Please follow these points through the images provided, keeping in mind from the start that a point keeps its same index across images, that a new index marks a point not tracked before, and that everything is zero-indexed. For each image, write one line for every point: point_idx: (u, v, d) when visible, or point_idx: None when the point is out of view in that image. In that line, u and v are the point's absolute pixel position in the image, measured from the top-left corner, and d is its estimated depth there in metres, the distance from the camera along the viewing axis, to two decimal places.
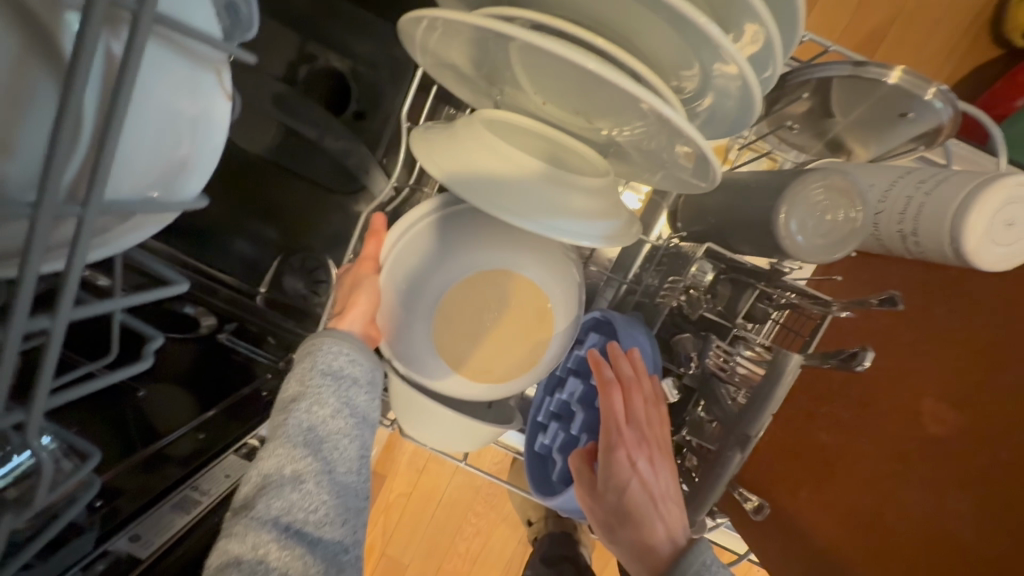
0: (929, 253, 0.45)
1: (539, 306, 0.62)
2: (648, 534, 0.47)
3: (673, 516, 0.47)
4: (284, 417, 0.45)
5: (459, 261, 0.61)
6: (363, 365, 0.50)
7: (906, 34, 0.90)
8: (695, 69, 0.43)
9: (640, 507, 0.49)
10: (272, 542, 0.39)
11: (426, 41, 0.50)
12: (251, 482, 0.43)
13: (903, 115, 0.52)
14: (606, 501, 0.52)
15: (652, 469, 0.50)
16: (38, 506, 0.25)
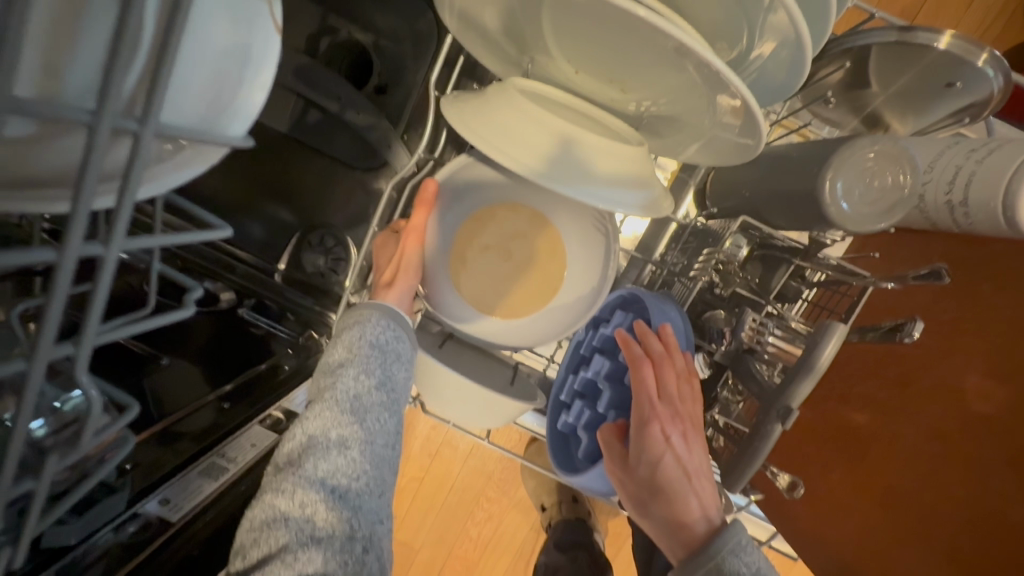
0: (980, 225, 0.44)
1: (551, 234, 0.64)
2: (682, 511, 0.46)
3: (706, 494, 0.47)
4: (331, 381, 0.48)
5: (488, 199, 0.63)
6: (406, 342, 0.53)
7: (938, 14, 0.88)
8: (743, 27, 0.41)
9: (674, 482, 0.47)
10: (319, 502, 0.42)
11: (459, 2, 0.49)
12: (295, 441, 0.45)
13: (951, 84, 0.51)
14: (636, 474, 0.51)
15: (685, 446, 0.49)
16: (84, 451, 0.24)
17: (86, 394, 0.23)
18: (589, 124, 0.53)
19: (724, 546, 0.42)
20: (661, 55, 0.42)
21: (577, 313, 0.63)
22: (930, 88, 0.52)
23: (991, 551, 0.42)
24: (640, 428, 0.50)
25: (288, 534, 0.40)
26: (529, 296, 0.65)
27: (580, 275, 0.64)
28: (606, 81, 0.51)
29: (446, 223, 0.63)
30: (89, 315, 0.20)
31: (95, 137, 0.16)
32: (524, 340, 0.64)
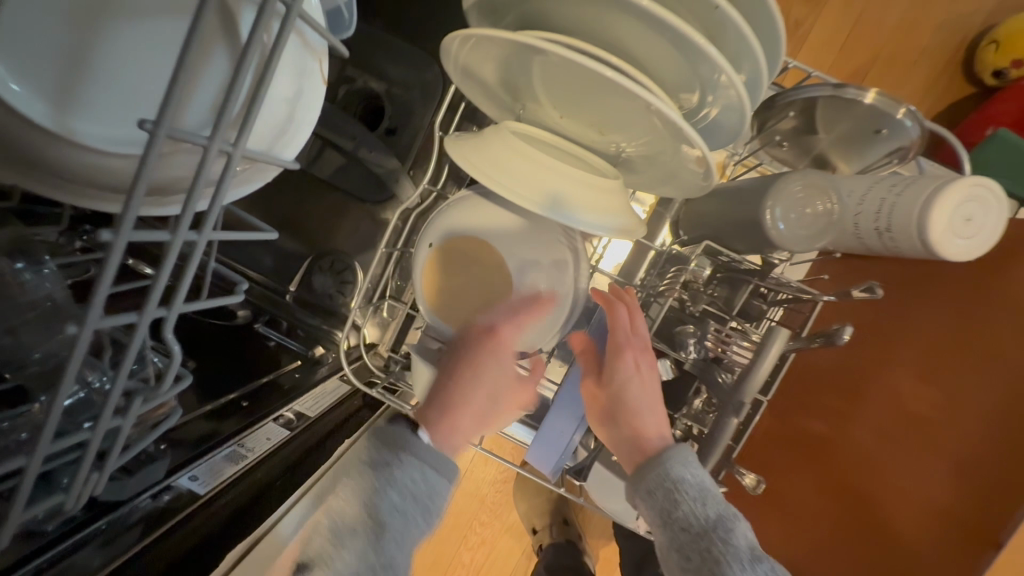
0: (903, 248, 0.51)
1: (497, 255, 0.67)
2: (640, 429, 0.54)
3: (660, 418, 0.55)
4: None
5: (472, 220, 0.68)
6: None
7: (887, 72, 0.98)
8: (695, 85, 0.50)
9: (637, 405, 0.55)
10: None
11: (462, 57, 0.58)
12: None
13: (878, 131, 0.60)
14: (606, 395, 0.57)
15: (651, 373, 0.56)
16: (164, 394, 0.31)
17: (174, 349, 0.30)
18: (567, 174, 0.60)
19: (678, 457, 0.51)
20: (627, 104, 0.51)
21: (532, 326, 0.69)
22: (865, 133, 0.61)
23: None
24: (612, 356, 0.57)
25: None
26: (486, 314, 0.68)
27: (529, 292, 0.68)
28: (586, 125, 0.60)
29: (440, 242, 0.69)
30: (183, 285, 0.27)
31: (208, 155, 0.24)
32: None
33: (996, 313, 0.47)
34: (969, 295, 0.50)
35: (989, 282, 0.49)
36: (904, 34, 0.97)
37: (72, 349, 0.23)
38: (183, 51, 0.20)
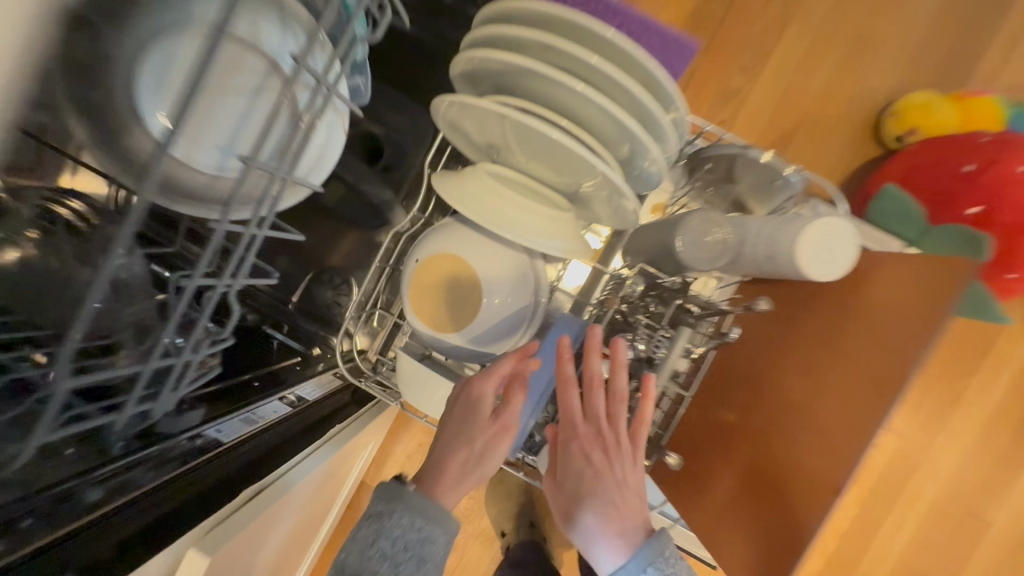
0: (784, 271, 0.66)
1: (470, 269, 0.77)
2: (606, 515, 0.59)
3: (627, 500, 0.60)
4: None
5: (449, 239, 0.78)
6: (434, 533, 0.59)
7: (813, 134, 1.15)
8: (625, 142, 0.65)
9: (599, 492, 0.60)
10: None
11: (448, 114, 0.73)
12: None
13: (775, 182, 0.75)
14: (567, 485, 0.63)
15: (608, 458, 0.62)
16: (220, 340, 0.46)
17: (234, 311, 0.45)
18: (531, 207, 0.75)
19: (652, 551, 0.55)
20: (572, 157, 0.66)
21: (499, 331, 0.79)
22: (767, 181, 0.76)
23: (791, 533, 0.55)
24: (568, 442, 0.64)
25: None
26: (460, 318, 0.78)
27: (497, 302, 0.78)
28: (546, 168, 0.74)
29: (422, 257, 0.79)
30: (245, 264, 0.41)
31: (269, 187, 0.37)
32: (455, 351, 0.80)
33: (852, 325, 0.60)
34: (831, 307, 0.64)
35: (842, 297, 0.64)
36: (826, 102, 1.15)
37: (180, 300, 0.37)
38: (270, 120, 0.34)
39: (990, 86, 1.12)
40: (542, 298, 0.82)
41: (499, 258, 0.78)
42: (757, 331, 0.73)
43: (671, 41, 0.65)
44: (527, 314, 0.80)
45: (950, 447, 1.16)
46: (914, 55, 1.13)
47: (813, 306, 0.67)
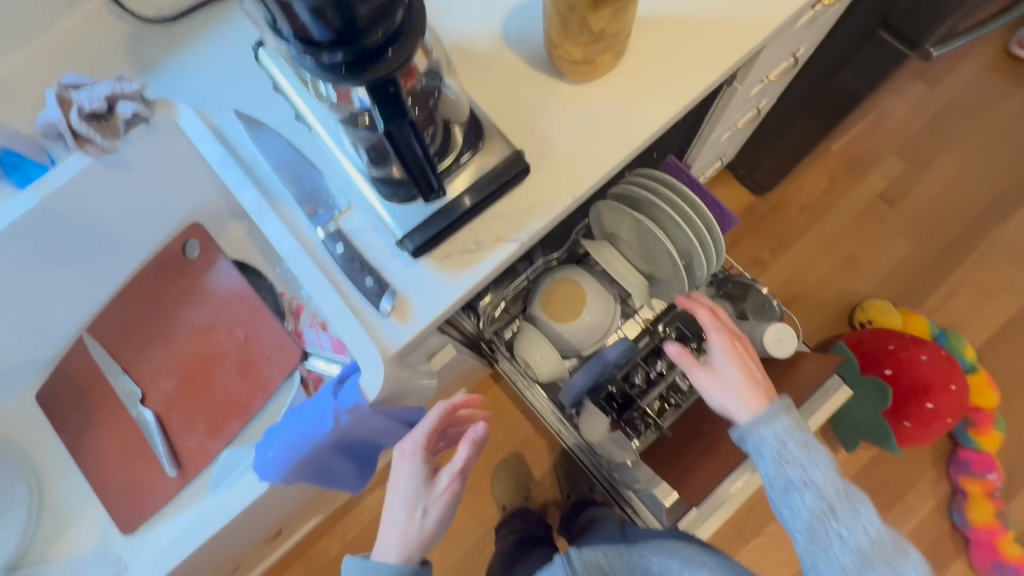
0: (754, 346, 1.18)
1: (583, 292, 1.30)
2: (748, 395, 0.75)
3: (754, 383, 0.76)
4: None
5: (576, 272, 1.32)
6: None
7: (809, 304, 1.69)
8: (691, 253, 1.21)
9: (738, 377, 0.76)
10: None
11: (599, 211, 1.27)
12: None
13: (767, 305, 1.28)
14: (703, 379, 0.78)
15: (732, 357, 0.77)
16: None
17: None
18: (630, 269, 1.29)
19: (783, 415, 0.73)
20: (663, 252, 1.21)
21: (585, 335, 1.29)
22: (762, 304, 1.30)
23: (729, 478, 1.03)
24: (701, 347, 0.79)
25: None
26: (566, 317, 1.29)
27: (591, 317, 1.29)
28: (640, 255, 1.29)
29: (556, 276, 1.32)
30: None
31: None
32: (557, 335, 1.29)
33: (784, 386, 1.14)
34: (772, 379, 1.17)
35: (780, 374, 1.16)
36: (823, 288, 1.71)
37: None
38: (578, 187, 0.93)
39: (931, 313, 1.67)
40: (612, 324, 1.32)
41: (600, 292, 1.30)
42: None
43: (725, 216, 1.27)
44: (603, 332, 1.31)
45: None
46: (884, 278, 1.70)
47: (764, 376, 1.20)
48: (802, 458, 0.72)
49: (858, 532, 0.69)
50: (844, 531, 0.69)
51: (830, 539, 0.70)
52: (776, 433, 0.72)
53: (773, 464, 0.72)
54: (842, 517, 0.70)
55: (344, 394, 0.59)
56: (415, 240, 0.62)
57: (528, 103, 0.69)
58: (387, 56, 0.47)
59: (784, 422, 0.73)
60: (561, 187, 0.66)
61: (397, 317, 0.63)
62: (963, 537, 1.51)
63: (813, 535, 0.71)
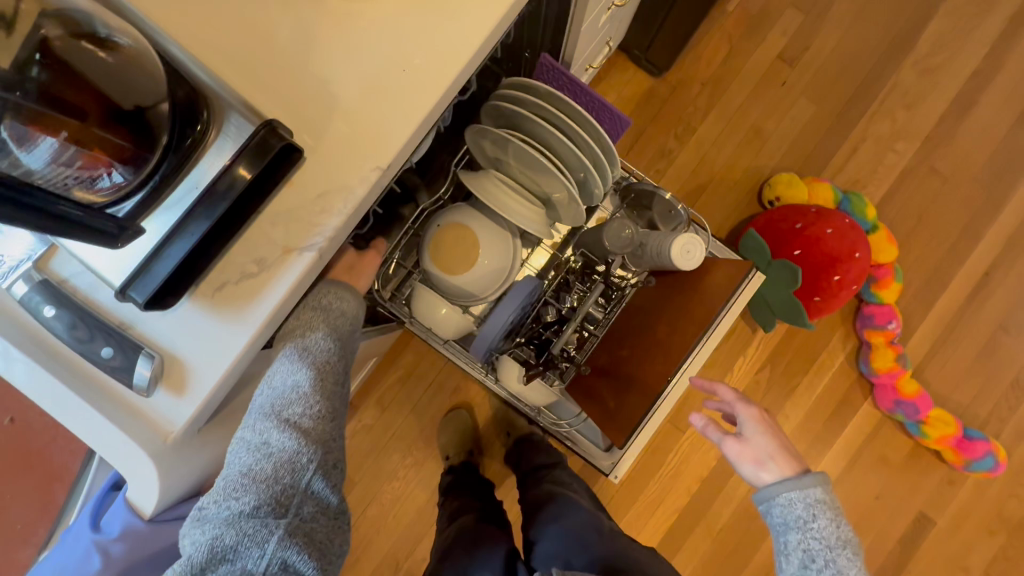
0: (662, 263, 1.08)
1: (473, 235, 1.13)
2: (785, 464, 0.73)
3: (787, 455, 0.74)
4: (280, 369, 0.67)
5: (463, 214, 1.14)
6: (340, 311, 0.71)
7: (718, 189, 1.62)
8: (584, 166, 1.04)
9: (771, 445, 0.75)
10: (265, 423, 0.63)
11: (475, 138, 1.06)
12: (269, 390, 0.66)
13: (672, 210, 1.18)
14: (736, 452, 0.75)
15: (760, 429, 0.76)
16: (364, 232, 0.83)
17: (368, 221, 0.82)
18: (521, 199, 1.11)
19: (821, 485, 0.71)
20: (550, 172, 1.03)
21: (486, 282, 1.15)
22: (668, 210, 1.19)
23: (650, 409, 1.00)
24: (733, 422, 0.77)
25: (263, 412, 0.64)
26: (459, 268, 1.13)
27: (488, 261, 1.14)
28: (532, 179, 1.10)
29: (440, 222, 1.14)
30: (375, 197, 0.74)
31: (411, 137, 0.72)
32: (454, 289, 1.15)
33: (696, 299, 1.07)
34: (685, 291, 1.10)
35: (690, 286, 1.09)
36: (730, 169, 1.62)
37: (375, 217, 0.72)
38: None
39: (834, 177, 1.65)
40: (515, 262, 1.18)
41: (493, 231, 1.15)
42: (647, 303, 1.18)
43: (616, 118, 1.10)
44: (507, 274, 1.17)
45: (784, 423, 1.62)
46: (789, 147, 1.63)
47: (676, 288, 1.12)
48: (828, 533, 0.69)
49: None
50: None
51: None
52: (809, 504, 0.70)
53: (796, 534, 0.69)
54: None
55: None
56: (150, 285, 0.42)
57: (287, 34, 0.47)
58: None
59: (818, 493, 0.71)
60: (354, 158, 0.47)
61: (168, 388, 0.46)
62: (870, 382, 1.62)
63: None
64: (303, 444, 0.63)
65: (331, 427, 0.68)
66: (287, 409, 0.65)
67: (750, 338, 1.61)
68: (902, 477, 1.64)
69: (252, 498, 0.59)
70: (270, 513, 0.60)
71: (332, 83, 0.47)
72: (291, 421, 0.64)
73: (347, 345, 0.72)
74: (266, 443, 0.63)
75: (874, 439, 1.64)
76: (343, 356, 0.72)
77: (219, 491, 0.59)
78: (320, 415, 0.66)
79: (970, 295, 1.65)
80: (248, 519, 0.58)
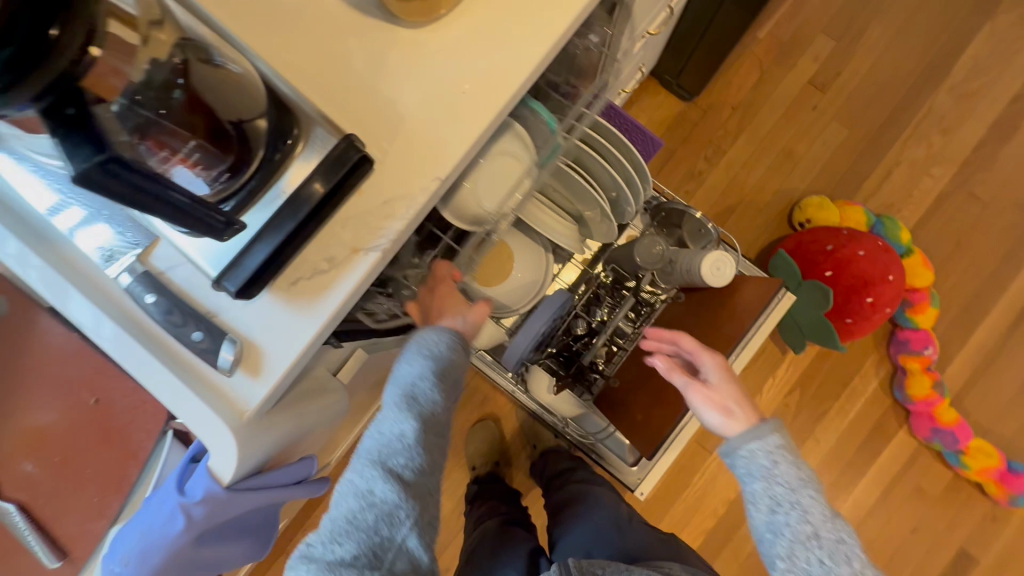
0: (692, 279, 1.11)
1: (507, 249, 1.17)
2: (743, 410, 0.76)
3: (745, 402, 0.77)
4: (388, 418, 0.75)
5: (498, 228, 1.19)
6: (443, 359, 0.76)
7: (748, 210, 1.63)
8: (617, 186, 1.09)
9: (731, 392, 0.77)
10: (370, 469, 0.72)
11: None
12: (377, 438, 0.75)
13: (701, 229, 1.21)
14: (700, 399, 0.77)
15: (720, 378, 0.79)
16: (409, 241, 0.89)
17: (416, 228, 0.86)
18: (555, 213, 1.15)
19: (778, 429, 0.73)
20: (585, 190, 1.07)
21: (517, 294, 1.19)
22: (698, 228, 1.22)
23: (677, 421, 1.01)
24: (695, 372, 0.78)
25: (369, 459, 0.73)
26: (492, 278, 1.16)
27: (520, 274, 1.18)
28: (564, 196, 1.15)
29: None
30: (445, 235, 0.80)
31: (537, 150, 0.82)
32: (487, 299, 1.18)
33: (725, 317, 1.09)
34: (713, 307, 1.12)
35: (718, 303, 1.12)
36: (761, 191, 1.64)
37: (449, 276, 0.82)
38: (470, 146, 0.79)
39: (867, 200, 1.64)
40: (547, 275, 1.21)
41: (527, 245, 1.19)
42: (675, 319, 1.20)
43: (648, 139, 1.15)
44: (539, 287, 1.21)
45: (815, 448, 1.59)
46: (820, 170, 1.64)
47: (704, 304, 1.15)
48: (791, 478, 0.69)
49: (843, 564, 0.64)
50: (828, 560, 0.64)
51: (810, 565, 0.65)
52: (767, 450, 0.71)
53: (760, 483, 0.69)
54: (826, 543, 0.65)
55: (193, 485, 0.55)
56: (241, 276, 0.48)
57: (361, 61, 0.53)
58: (53, 39, 0.33)
59: (777, 440, 0.71)
60: (415, 169, 0.53)
61: (247, 370, 0.51)
62: (905, 409, 1.59)
63: (791, 560, 0.66)
64: (402, 498, 0.70)
65: (428, 479, 0.74)
66: (392, 458, 0.73)
67: (780, 359, 1.60)
68: (941, 510, 1.58)
69: (352, 546, 0.68)
70: (366, 562, 0.67)
71: (399, 103, 0.53)
72: (391, 473, 0.71)
73: (450, 397, 0.77)
74: (371, 491, 0.71)
75: (911, 469, 1.59)
76: (446, 408, 0.77)
77: (328, 533, 0.69)
78: (419, 468, 0.73)
79: (1011, 323, 1.61)
80: (347, 565, 0.66)
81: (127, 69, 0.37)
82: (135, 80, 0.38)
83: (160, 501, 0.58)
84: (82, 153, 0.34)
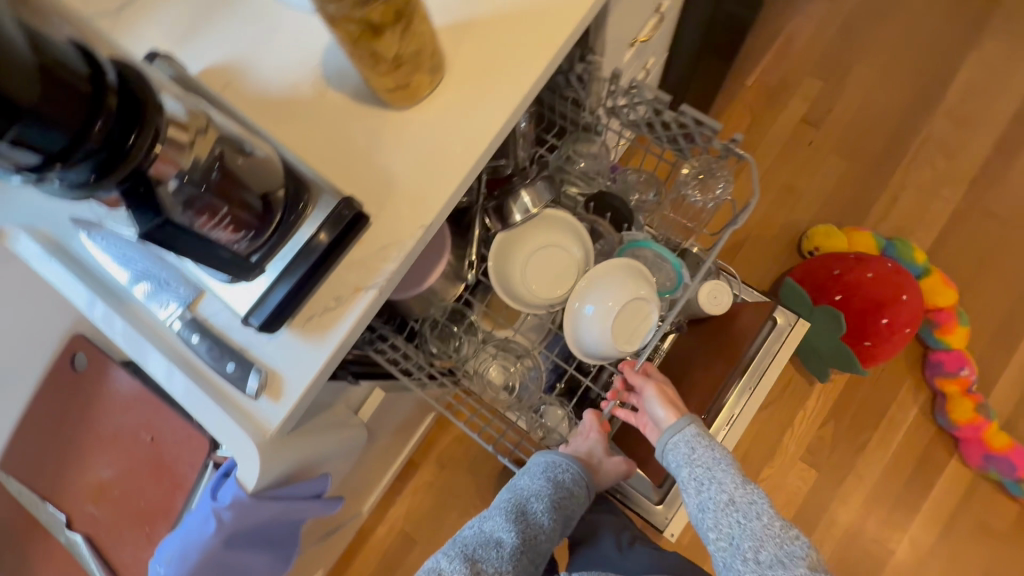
0: (692, 308, 1.15)
1: None
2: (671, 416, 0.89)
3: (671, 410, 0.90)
4: (493, 519, 0.87)
5: None
6: (564, 487, 0.87)
7: (756, 244, 1.67)
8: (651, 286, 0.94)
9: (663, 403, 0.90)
10: (459, 560, 0.82)
11: None
12: (478, 534, 0.87)
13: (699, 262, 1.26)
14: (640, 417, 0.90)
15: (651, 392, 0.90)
16: None
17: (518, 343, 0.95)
18: None
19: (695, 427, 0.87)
20: None
21: None
22: None
23: None
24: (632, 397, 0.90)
25: (464, 549, 0.84)
26: None
27: None
28: None
29: None
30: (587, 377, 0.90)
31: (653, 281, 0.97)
32: None
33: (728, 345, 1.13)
34: (716, 336, 1.16)
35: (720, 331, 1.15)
36: (765, 225, 1.68)
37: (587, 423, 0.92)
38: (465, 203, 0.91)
39: (877, 226, 1.66)
40: None
41: None
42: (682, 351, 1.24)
43: None
44: None
45: (859, 483, 1.51)
46: (823, 202, 1.68)
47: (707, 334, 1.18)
48: (707, 457, 0.83)
49: (753, 517, 0.78)
50: (742, 518, 0.78)
51: (731, 526, 0.79)
52: (686, 440, 0.84)
53: (687, 468, 0.83)
54: (740, 505, 0.79)
55: (224, 492, 0.64)
56: (265, 314, 0.59)
57: (360, 139, 0.67)
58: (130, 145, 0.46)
59: (692, 429, 0.84)
60: (403, 220, 0.64)
61: (270, 395, 0.61)
62: (952, 437, 1.50)
63: (719, 528, 0.80)
64: None
65: None
66: (484, 560, 0.83)
67: (808, 390, 1.57)
68: (1012, 549, 1.45)
69: None
70: None
71: (390, 169, 0.65)
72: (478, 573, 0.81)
73: (558, 529, 0.87)
74: None
75: (970, 504, 1.47)
76: (550, 539, 0.87)
77: None
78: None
79: None
80: None
81: (179, 159, 0.50)
82: (184, 167, 0.51)
83: (198, 508, 0.68)
84: (147, 220, 0.48)
